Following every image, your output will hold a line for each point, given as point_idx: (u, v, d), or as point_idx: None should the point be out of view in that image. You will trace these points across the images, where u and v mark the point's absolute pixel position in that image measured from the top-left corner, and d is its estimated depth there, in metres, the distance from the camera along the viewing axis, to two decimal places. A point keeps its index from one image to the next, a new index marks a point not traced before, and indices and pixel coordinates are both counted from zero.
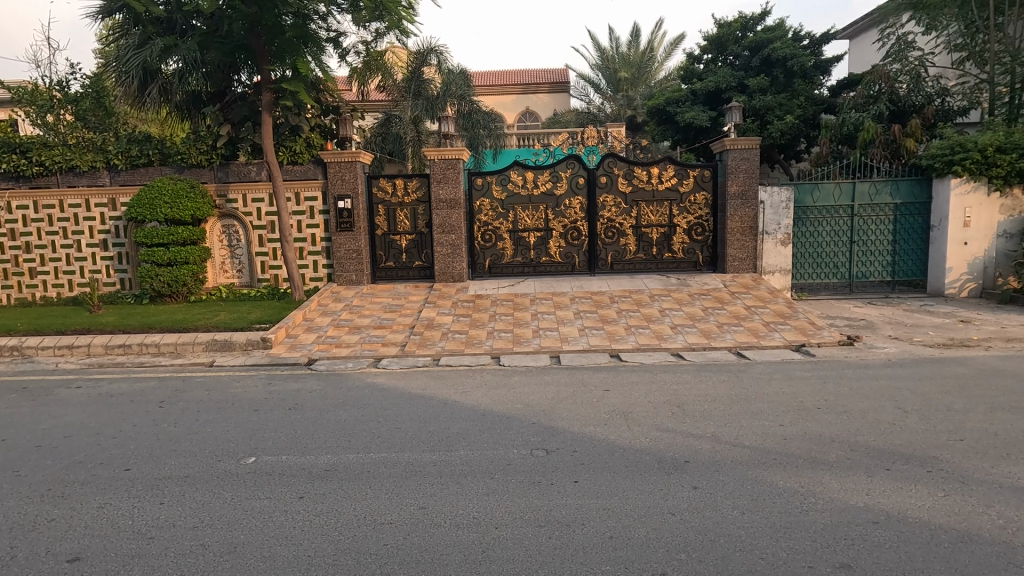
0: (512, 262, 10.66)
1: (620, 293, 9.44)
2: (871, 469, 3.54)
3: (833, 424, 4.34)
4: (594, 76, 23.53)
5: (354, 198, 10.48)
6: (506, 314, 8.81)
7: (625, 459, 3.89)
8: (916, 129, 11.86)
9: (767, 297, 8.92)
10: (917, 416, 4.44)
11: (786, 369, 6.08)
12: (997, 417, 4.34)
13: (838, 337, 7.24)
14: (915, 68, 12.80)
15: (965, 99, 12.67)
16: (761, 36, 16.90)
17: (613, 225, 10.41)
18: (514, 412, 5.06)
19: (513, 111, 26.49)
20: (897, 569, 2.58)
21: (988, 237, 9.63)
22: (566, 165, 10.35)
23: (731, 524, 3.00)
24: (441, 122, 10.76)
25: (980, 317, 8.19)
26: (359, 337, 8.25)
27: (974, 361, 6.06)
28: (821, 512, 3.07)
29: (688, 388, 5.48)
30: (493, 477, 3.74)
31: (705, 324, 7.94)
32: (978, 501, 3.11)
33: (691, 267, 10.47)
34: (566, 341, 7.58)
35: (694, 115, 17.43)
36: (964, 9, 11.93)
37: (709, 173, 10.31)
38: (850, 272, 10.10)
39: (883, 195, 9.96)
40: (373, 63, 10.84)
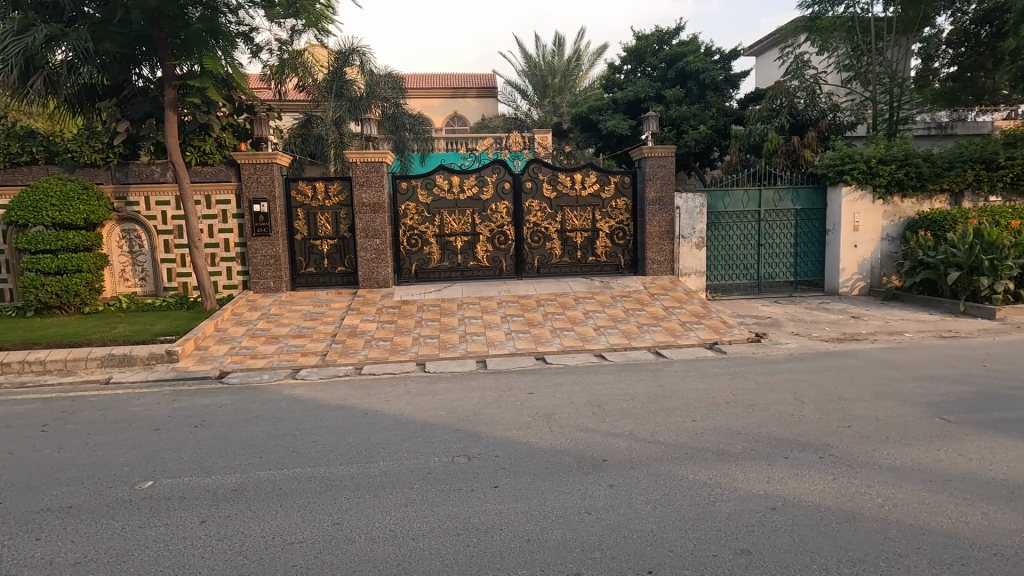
0: (439, 267, 10.59)
1: (546, 296, 9.57)
2: (771, 458, 3.78)
3: (739, 418, 4.60)
4: (520, 83, 23.85)
5: (271, 201, 10.00)
6: (432, 320, 8.69)
7: (546, 461, 3.93)
8: (812, 141, 12.91)
9: (683, 298, 9.36)
10: (812, 406, 4.80)
11: (700, 367, 6.39)
12: (880, 404, 4.77)
13: (747, 335, 7.71)
14: (811, 85, 13.93)
15: (853, 115, 13.89)
16: (675, 49, 17.84)
17: (538, 230, 10.55)
18: (437, 419, 4.98)
19: (441, 115, 26.32)
20: (790, 551, 2.75)
21: (874, 241, 10.60)
22: (491, 170, 10.39)
23: (644, 520, 3.10)
24: (363, 124, 10.52)
25: (869, 313, 8.99)
26: (276, 347, 7.86)
27: (864, 353, 6.63)
28: (725, 502, 3.23)
29: (609, 388, 5.64)
30: (413, 487, 3.66)
31: (627, 325, 8.22)
32: (862, 482, 3.39)
33: (614, 270, 10.76)
34: (492, 345, 7.60)
35: (615, 124, 18.08)
36: (850, 33, 13.16)
37: (629, 180, 10.64)
38: (758, 273, 10.80)
39: (785, 202, 10.74)
40: (289, 62, 10.42)
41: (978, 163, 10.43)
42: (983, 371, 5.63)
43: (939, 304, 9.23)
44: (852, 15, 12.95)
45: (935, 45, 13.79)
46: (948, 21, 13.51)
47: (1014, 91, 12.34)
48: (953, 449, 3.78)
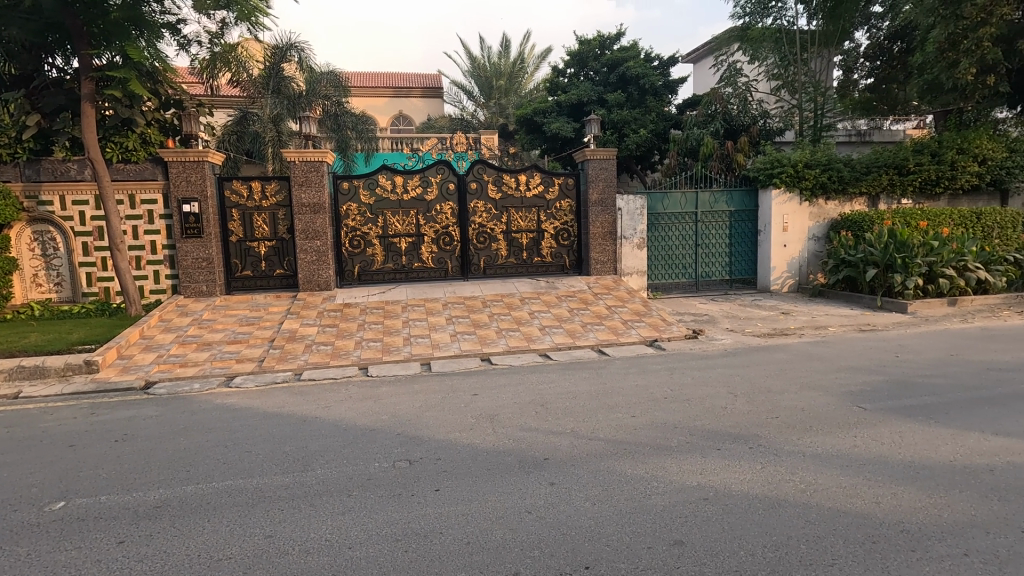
0: (382, 269, 10.40)
1: (492, 297, 9.58)
2: (704, 450, 3.92)
3: (676, 412, 4.74)
4: (466, 84, 23.79)
5: (202, 201, 9.52)
6: (375, 323, 8.51)
7: (487, 463, 3.92)
8: (744, 145, 13.52)
9: (625, 297, 9.58)
10: (744, 399, 5.01)
11: (640, 364, 6.55)
12: (805, 395, 5.05)
13: (685, 332, 7.98)
14: (743, 93, 14.63)
15: (782, 121, 14.69)
16: (616, 55, 18.31)
17: (484, 231, 10.55)
18: (378, 424, 4.88)
19: (386, 114, 25.86)
20: (720, 539, 2.86)
21: (801, 240, 11.22)
22: (435, 170, 10.30)
23: (583, 516, 3.14)
24: (301, 122, 10.19)
25: (797, 309, 9.50)
26: (208, 354, 7.49)
27: (792, 347, 7.00)
28: (660, 495, 3.33)
29: (552, 387, 5.70)
30: (351, 494, 3.56)
31: (571, 324, 8.33)
32: (786, 469, 3.58)
33: (559, 270, 10.87)
34: (437, 347, 7.52)
35: (559, 126, 18.33)
36: (778, 44, 13.91)
37: (572, 182, 10.77)
38: (696, 272, 11.22)
39: (720, 203, 11.20)
40: (220, 56, 9.92)
41: (891, 168, 11.24)
42: (895, 361, 6.06)
43: (859, 300, 9.86)
44: (778, 28, 13.70)
45: (854, 58, 14.69)
46: (865, 36, 14.49)
47: (922, 103, 13.32)
48: (868, 435, 4.05)
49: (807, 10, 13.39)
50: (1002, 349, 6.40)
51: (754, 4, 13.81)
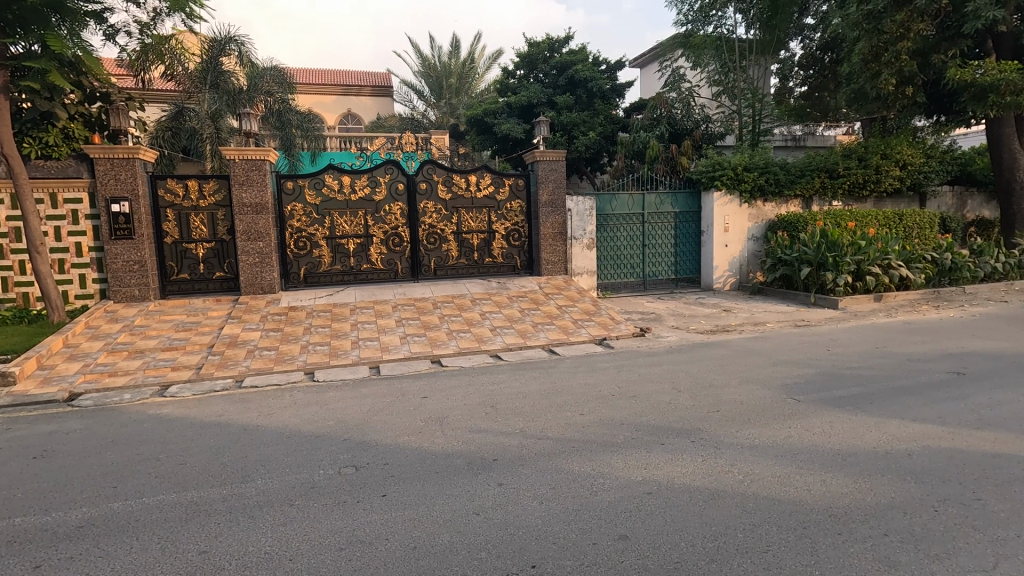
0: (330, 271, 10.13)
1: (443, 298, 9.50)
2: (649, 445, 4.01)
3: (623, 409, 4.84)
4: (416, 83, 23.53)
5: (133, 201, 8.99)
6: (322, 326, 8.28)
7: (436, 466, 3.89)
8: (688, 148, 13.99)
9: (575, 296, 9.70)
10: (687, 394, 5.17)
11: (590, 363, 6.64)
12: (744, 388, 5.26)
13: (633, 330, 8.16)
14: (686, 98, 15.16)
15: (723, 126, 15.29)
16: (565, 57, 18.57)
17: (434, 232, 10.46)
18: (324, 430, 4.74)
19: (333, 112, 25.19)
20: (663, 532, 2.92)
21: (742, 241, 11.69)
22: (384, 170, 10.13)
23: (531, 515, 3.16)
24: (240, 119, 9.78)
25: (738, 307, 9.88)
26: (141, 362, 7.09)
27: (733, 343, 7.28)
28: (607, 492, 3.38)
29: (503, 388, 5.70)
30: (293, 504, 3.45)
31: (522, 325, 8.37)
32: (726, 461, 3.71)
33: (511, 271, 10.88)
34: (386, 350, 7.39)
35: (509, 127, 18.40)
36: (719, 52, 14.49)
37: (522, 182, 10.81)
38: (643, 271, 11.50)
39: (666, 205, 11.53)
40: (152, 48, 9.43)
41: (823, 172, 11.88)
42: (826, 354, 6.40)
43: (795, 297, 10.36)
44: (718, 35, 14.33)
45: (789, 67, 15.43)
46: (799, 46, 15.25)
47: (850, 111, 14.14)
48: (801, 425, 4.26)
49: (745, 19, 14.04)
50: (921, 341, 6.87)
51: (695, 12, 14.42)
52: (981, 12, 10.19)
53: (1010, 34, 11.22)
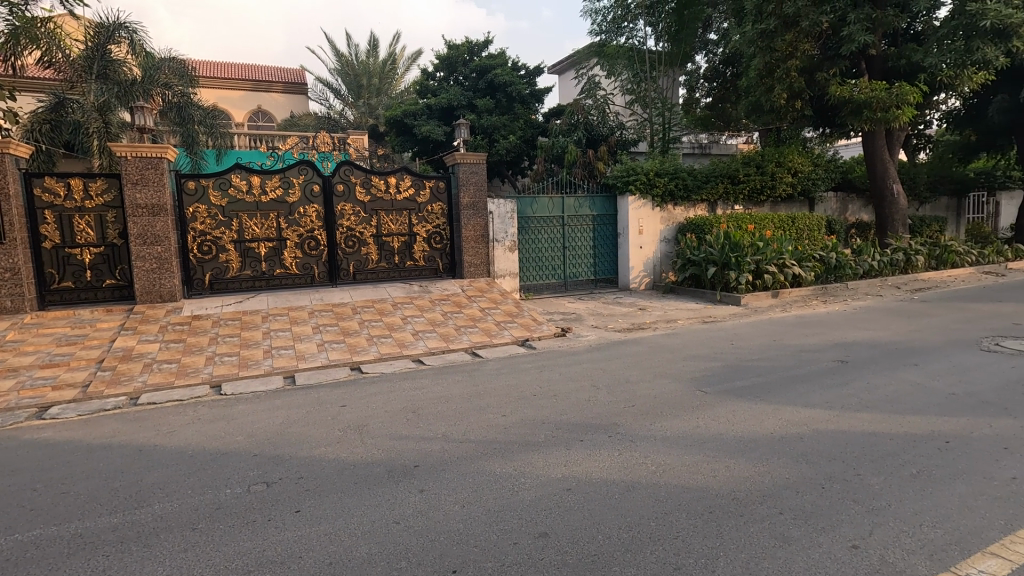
0: (239, 277, 9.55)
1: (363, 303, 9.22)
2: (569, 443, 4.11)
3: (545, 409, 4.91)
4: (332, 82, 22.77)
5: (3, 201, 8.01)
6: (230, 336, 7.78)
7: (354, 476, 3.76)
8: (604, 154, 14.53)
9: (498, 299, 9.75)
10: (605, 391, 5.35)
11: (513, 364, 6.71)
12: (658, 383, 5.50)
13: (554, 330, 8.32)
14: (602, 105, 15.75)
15: (637, 133, 16.03)
16: (484, 61, 18.72)
17: (352, 234, 10.13)
18: (232, 446, 4.45)
19: (241, 109, 23.73)
20: (581, 527, 2.99)
21: (655, 243, 12.27)
22: (297, 170, 9.70)
23: (452, 520, 3.13)
24: (132, 113, 8.97)
25: (653, 305, 10.36)
26: (14, 382, 6.31)
27: (648, 340, 7.62)
28: (529, 491, 3.42)
29: (425, 393, 5.62)
30: (196, 527, 3.20)
31: (444, 328, 8.29)
32: (641, 454, 3.86)
33: (433, 274, 10.76)
34: (302, 359, 7.05)
35: (430, 129, 18.22)
36: (631, 62, 15.20)
37: (443, 185, 10.72)
38: (564, 273, 11.80)
39: (584, 208, 11.89)
40: (25, 31, 8.46)
41: (726, 178, 12.74)
42: (731, 348, 6.85)
43: (703, 295, 11.01)
44: (631, 46, 14.98)
45: (696, 80, 16.19)
46: (704, 60, 16.13)
47: (749, 122, 15.26)
48: (709, 416, 4.53)
49: (654, 32, 14.83)
50: (811, 333, 7.52)
51: (608, 23, 14.97)
52: (855, 36, 11.34)
53: (880, 57, 12.58)
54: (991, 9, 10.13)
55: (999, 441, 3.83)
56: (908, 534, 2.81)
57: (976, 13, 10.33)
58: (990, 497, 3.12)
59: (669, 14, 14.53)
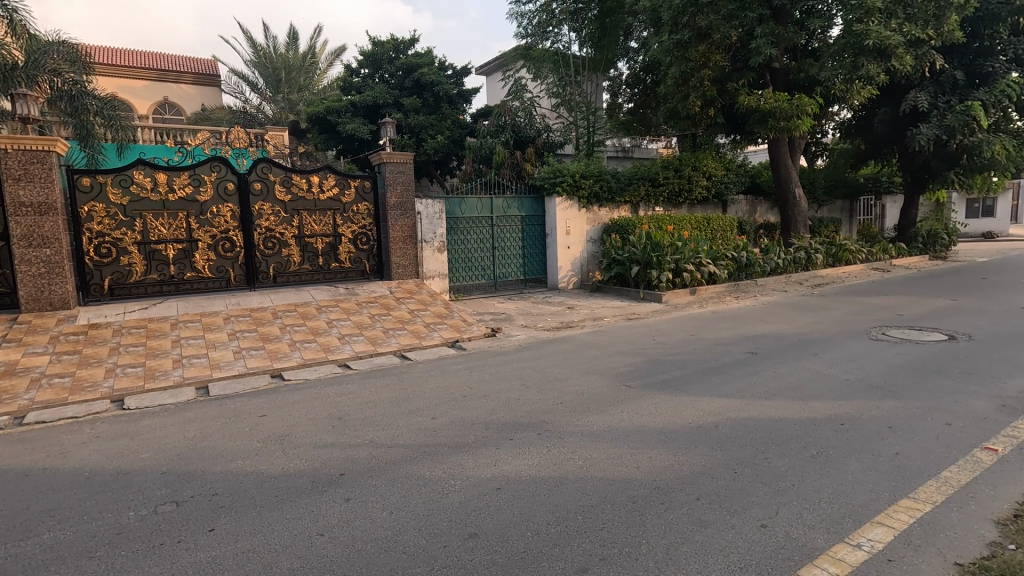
0: (144, 281, 8.85)
1: (284, 307, 8.81)
2: (498, 442, 4.13)
3: (475, 409, 4.91)
4: (248, 74, 21.64)
5: None
6: (134, 346, 7.18)
7: (274, 489, 3.58)
8: (531, 156, 14.74)
9: (427, 300, 9.63)
10: (534, 389, 5.42)
11: (442, 366, 6.65)
12: (585, 380, 5.65)
13: (484, 331, 8.33)
14: (529, 107, 15.98)
15: (563, 136, 16.40)
16: (410, 59, 18.48)
17: (272, 235, 9.65)
18: (136, 465, 4.11)
19: (146, 99, 21.96)
20: (510, 526, 3.01)
21: (582, 243, 12.59)
22: (209, 167, 9.15)
23: (379, 527, 3.06)
24: (13, 101, 8.07)
25: (581, 304, 10.62)
26: None
27: (576, 338, 7.81)
28: (459, 492, 3.40)
29: (352, 399, 5.45)
30: (94, 556, 2.93)
31: (372, 332, 8.08)
32: (569, 450, 3.95)
33: (359, 276, 10.44)
34: (216, 367, 6.63)
35: (354, 127, 17.72)
36: (556, 65, 15.55)
37: (369, 185, 10.45)
38: (493, 273, 11.87)
39: (512, 209, 12.00)
40: None
41: (647, 181, 13.30)
42: (653, 344, 7.16)
43: (627, 293, 11.43)
44: (556, 50, 15.31)
45: (618, 85, 16.92)
46: (626, 66, 16.72)
47: (668, 127, 16.00)
48: (633, 409, 4.70)
49: (579, 38, 15.25)
50: (725, 327, 8.00)
51: (534, 27, 15.24)
52: (762, 49, 12.18)
53: (782, 70, 13.60)
54: (874, 30, 11.18)
55: (884, 421, 4.24)
56: (808, 511, 3.05)
57: (862, 33, 11.36)
58: (877, 471, 3.46)
59: (592, 21, 15.04)
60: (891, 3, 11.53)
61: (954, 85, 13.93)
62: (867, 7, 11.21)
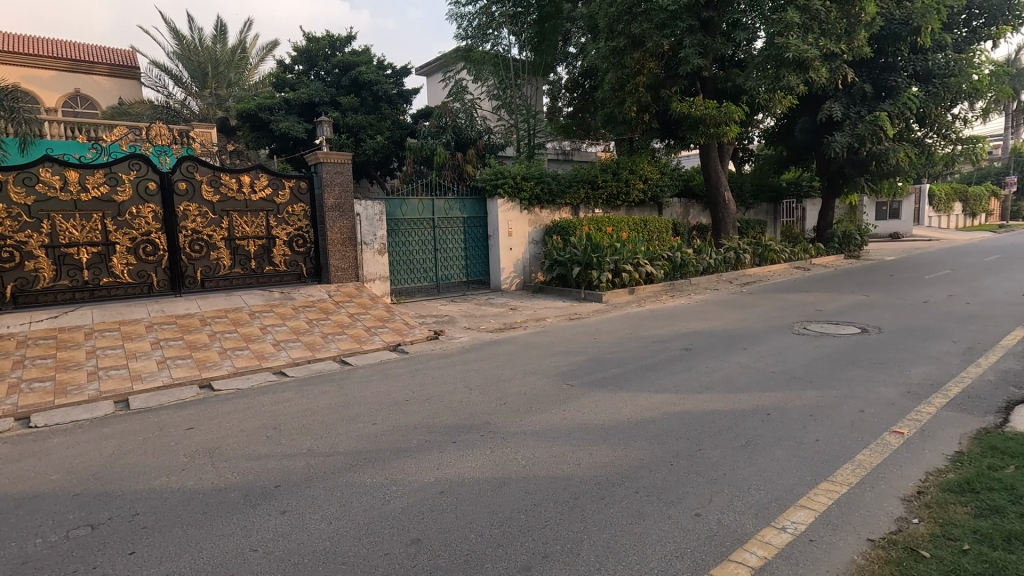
0: (53, 287, 8.16)
1: (213, 313, 8.36)
2: (441, 445, 4.10)
3: (418, 413, 4.85)
4: (171, 67, 20.43)
5: None
6: (42, 358, 6.59)
7: (203, 505, 3.39)
8: (473, 157, 14.74)
9: (368, 303, 9.42)
10: (477, 390, 5.41)
11: (383, 370, 6.52)
12: (528, 380, 5.69)
13: (426, 334, 8.23)
14: (469, 108, 15.98)
15: (503, 138, 16.52)
16: (347, 57, 18.04)
17: (199, 238, 9.14)
18: (45, 488, 3.77)
19: (55, 91, 20.28)
20: (453, 530, 2.98)
21: (524, 244, 12.69)
22: (127, 165, 8.57)
23: (317, 538, 2.96)
24: None
25: (523, 305, 10.71)
26: None
27: (519, 339, 7.86)
28: (400, 498, 3.34)
29: (288, 407, 5.24)
30: None
31: (309, 337, 7.81)
32: (512, 450, 3.96)
33: (295, 279, 10.05)
34: (138, 379, 6.20)
35: (289, 125, 17.07)
36: (495, 68, 15.63)
37: (305, 185, 10.10)
38: (436, 275, 11.78)
39: (454, 210, 11.95)
40: None
41: (587, 184, 13.59)
42: (593, 343, 7.32)
43: (569, 293, 11.63)
44: (496, 53, 15.38)
45: (558, 89, 17.19)
46: (565, 71, 16.98)
47: (606, 132, 16.41)
48: (575, 407, 4.78)
49: (518, 41, 15.43)
50: (661, 325, 8.29)
51: (474, 29, 15.32)
52: (690, 59, 12.73)
53: (711, 79, 14.26)
54: (793, 44, 11.91)
55: (806, 410, 4.53)
56: (738, 498, 3.21)
57: (783, 46, 12.05)
58: (799, 458, 3.69)
59: (531, 25, 15.27)
60: (807, 19, 12.30)
61: (863, 97, 15.13)
62: (786, 21, 11.91)
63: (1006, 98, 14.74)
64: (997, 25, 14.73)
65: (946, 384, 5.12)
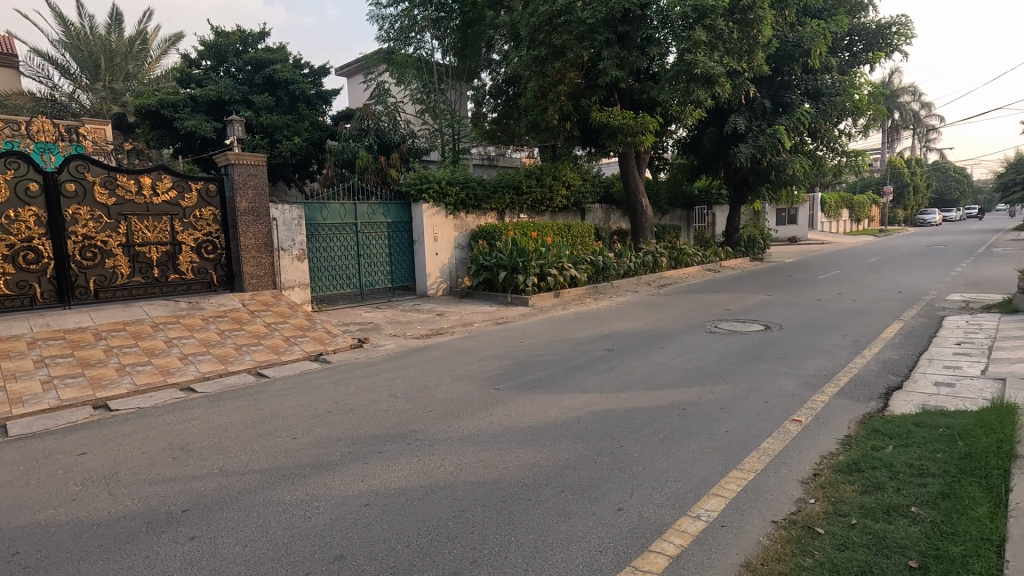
0: None
1: (110, 326, 7.66)
2: (365, 456, 3.98)
3: (341, 424, 4.69)
4: (56, 56, 18.54)
5: None
6: None
7: (100, 537, 3.10)
8: (396, 161, 14.48)
9: (286, 312, 8.98)
10: (403, 399, 5.32)
11: (304, 381, 6.24)
12: (455, 386, 5.67)
13: (350, 342, 7.98)
14: (392, 111, 15.75)
15: (427, 142, 16.40)
16: (261, 54, 17.18)
17: (92, 244, 8.34)
18: None
19: None
20: (378, 543, 2.91)
21: (450, 249, 12.63)
22: (3, 163, 7.68)
23: (233, 563, 2.79)
24: None
25: (451, 310, 10.64)
26: None
27: (446, 344, 7.80)
28: (322, 514, 3.21)
29: (197, 425, 4.89)
30: None
31: (221, 349, 7.34)
32: (439, 457, 3.92)
33: (204, 288, 9.41)
34: (18, 401, 5.56)
35: (196, 124, 15.97)
36: (418, 71, 15.51)
37: (214, 187, 9.49)
38: (359, 282, 11.47)
39: (378, 215, 11.71)
40: None
41: (512, 189, 13.75)
42: (520, 346, 7.40)
43: (496, 298, 11.70)
44: (418, 57, 15.23)
45: (481, 94, 17.26)
46: (489, 77, 17.07)
47: (530, 138, 16.69)
48: (502, 411, 4.82)
49: (441, 46, 15.40)
50: (585, 327, 8.53)
51: (396, 31, 15.10)
52: (608, 70, 13.23)
53: (628, 91, 14.92)
54: (700, 61, 12.69)
55: (717, 404, 4.82)
56: (658, 491, 3.37)
57: (691, 63, 12.82)
58: (711, 449, 3.92)
59: (454, 30, 15.31)
60: (713, 38, 13.02)
61: (763, 112, 16.35)
62: (694, 39, 12.67)
63: (882, 115, 16.57)
64: (873, 51, 16.60)
65: (836, 373, 5.64)
